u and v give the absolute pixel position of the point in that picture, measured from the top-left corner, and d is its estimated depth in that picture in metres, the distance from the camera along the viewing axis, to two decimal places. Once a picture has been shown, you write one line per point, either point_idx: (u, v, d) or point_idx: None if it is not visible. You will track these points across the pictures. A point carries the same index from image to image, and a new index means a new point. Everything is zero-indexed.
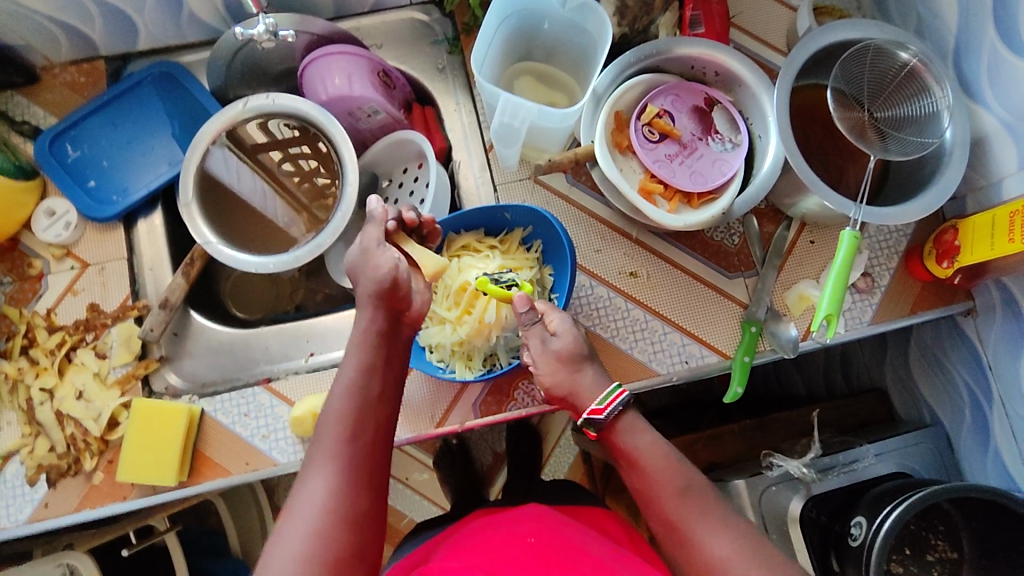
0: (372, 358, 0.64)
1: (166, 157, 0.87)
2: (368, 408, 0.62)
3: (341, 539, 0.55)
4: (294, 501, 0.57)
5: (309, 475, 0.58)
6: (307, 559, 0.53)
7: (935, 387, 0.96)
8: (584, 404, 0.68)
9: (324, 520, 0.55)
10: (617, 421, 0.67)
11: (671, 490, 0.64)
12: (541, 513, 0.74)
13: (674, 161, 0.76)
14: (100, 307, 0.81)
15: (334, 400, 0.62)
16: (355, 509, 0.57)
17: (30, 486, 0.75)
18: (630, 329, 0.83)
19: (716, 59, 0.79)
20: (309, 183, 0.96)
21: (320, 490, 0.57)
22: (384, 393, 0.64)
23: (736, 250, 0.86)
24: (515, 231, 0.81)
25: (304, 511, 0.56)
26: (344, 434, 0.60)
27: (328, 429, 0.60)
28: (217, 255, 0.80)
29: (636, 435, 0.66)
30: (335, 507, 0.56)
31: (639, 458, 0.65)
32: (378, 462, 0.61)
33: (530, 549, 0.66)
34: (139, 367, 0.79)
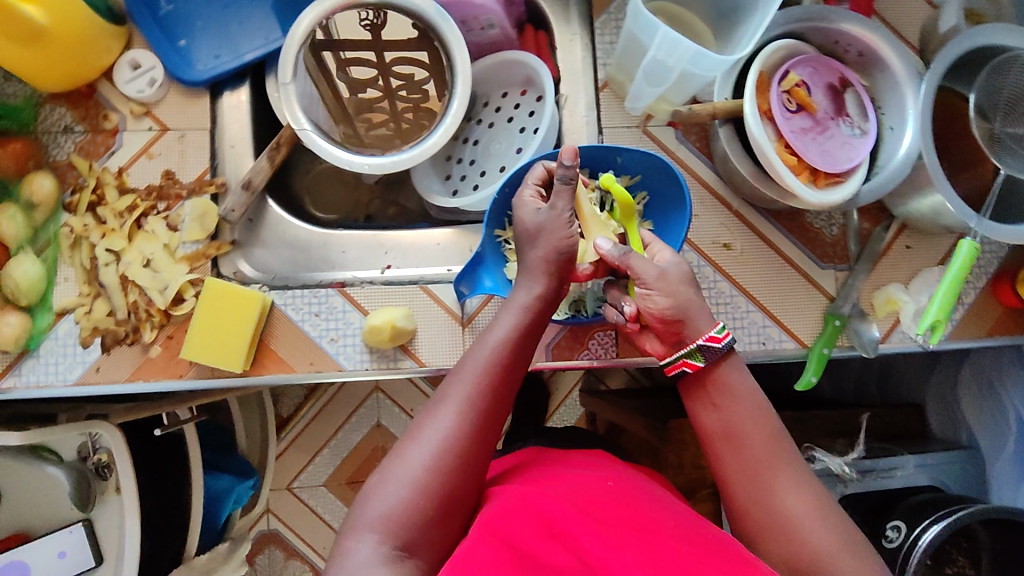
0: (528, 320, 0.62)
1: (261, 34, 0.81)
2: (512, 369, 0.60)
3: (457, 482, 0.55)
4: (418, 428, 0.57)
5: (440, 409, 0.57)
6: (418, 492, 0.53)
7: (980, 412, 0.97)
8: (696, 330, 0.62)
9: (448, 460, 0.55)
10: (725, 357, 0.63)
11: (761, 434, 0.61)
12: (612, 467, 0.68)
13: (807, 136, 0.73)
14: (176, 176, 0.76)
15: (485, 348, 0.60)
16: (473, 460, 0.56)
17: (83, 347, 0.72)
18: (714, 300, 0.81)
19: (866, 38, 0.76)
20: (357, 94, 0.94)
21: (450, 429, 0.56)
22: (526, 359, 0.62)
23: (834, 241, 0.84)
24: (621, 178, 0.78)
25: (427, 445, 0.55)
26: (487, 386, 0.58)
27: (470, 375, 0.59)
28: (309, 143, 0.76)
29: (736, 375, 0.63)
30: (460, 451, 0.55)
31: (736, 396, 0.62)
32: (505, 421, 0.60)
33: (608, 489, 0.60)
34: (210, 248, 0.75)
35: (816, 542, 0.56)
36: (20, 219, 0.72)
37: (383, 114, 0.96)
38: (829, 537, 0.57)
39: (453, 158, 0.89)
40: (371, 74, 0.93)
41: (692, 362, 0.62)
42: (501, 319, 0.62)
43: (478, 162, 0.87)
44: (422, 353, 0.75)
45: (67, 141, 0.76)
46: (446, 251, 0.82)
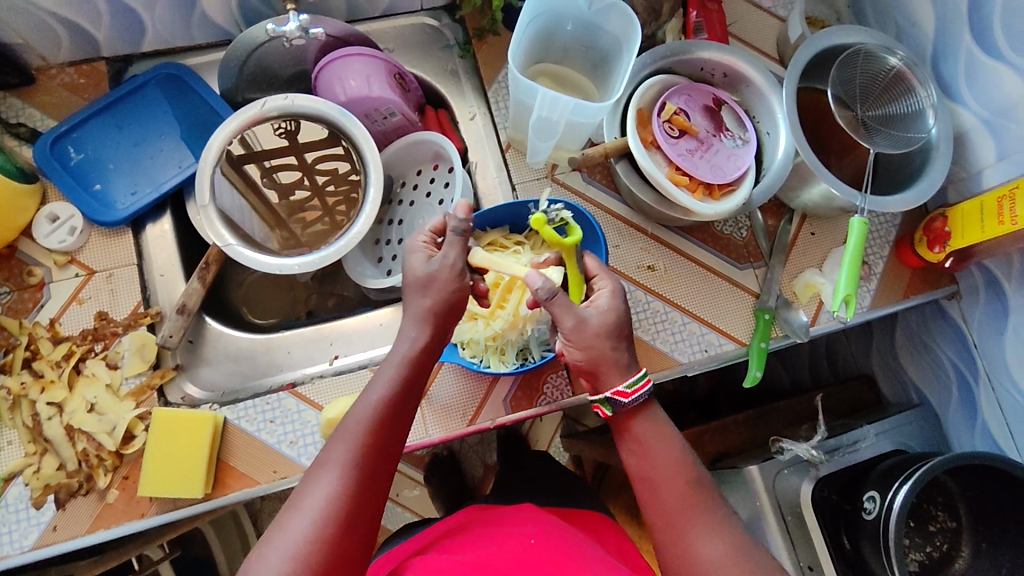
0: (399, 381, 0.64)
1: (174, 161, 0.83)
2: (387, 424, 0.62)
3: (337, 543, 0.55)
4: (296, 501, 0.57)
5: (319, 473, 0.58)
6: (299, 559, 0.53)
7: (920, 366, 1.03)
8: (609, 381, 0.67)
9: (327, 521, 0.55)
10: (640, 408, 0.67)
11: (676, 480, 0.64)
12: (547, 523, 0.70)
13: (695, 156, 0.79)
14: (109, 315, 0.77)
15: (359, 410, 0.62)
16: (354, 518, 0.56)
17: (36, 509, 0.71)
18: (651, 321, 0.85)
19: (726, 61, 0.83)
20: (286, 198, 0.96)
21: (326, 490, 0.56)
22: (402, 415, 0.64)
23: (745, 242, 0.90)
24: (539, 227, 0.82)
25: (302, 516, 0.55)
26: (364, 442, 0.60)
27: (344, 437, 0.60)
28: (238, 258, 0.78)
29: (661, 434, 0.66)
30: (339, 511, 0.56)
31: (654, 450, 0.66)
32: (385, 478, 0.61)
33: (532, 548, 0.63)
34: (154, 378, 0.76)
35: None
36: None
37: (316, 211, 0.97)
38: None
39: (380, 241, 0.92)
40: (298, 177, 0.96)
41: (602, 407, 0.68)
42: (377, 380, 0.64)
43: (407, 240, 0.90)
44: None
45: None
46: (390, 329, 0.84)
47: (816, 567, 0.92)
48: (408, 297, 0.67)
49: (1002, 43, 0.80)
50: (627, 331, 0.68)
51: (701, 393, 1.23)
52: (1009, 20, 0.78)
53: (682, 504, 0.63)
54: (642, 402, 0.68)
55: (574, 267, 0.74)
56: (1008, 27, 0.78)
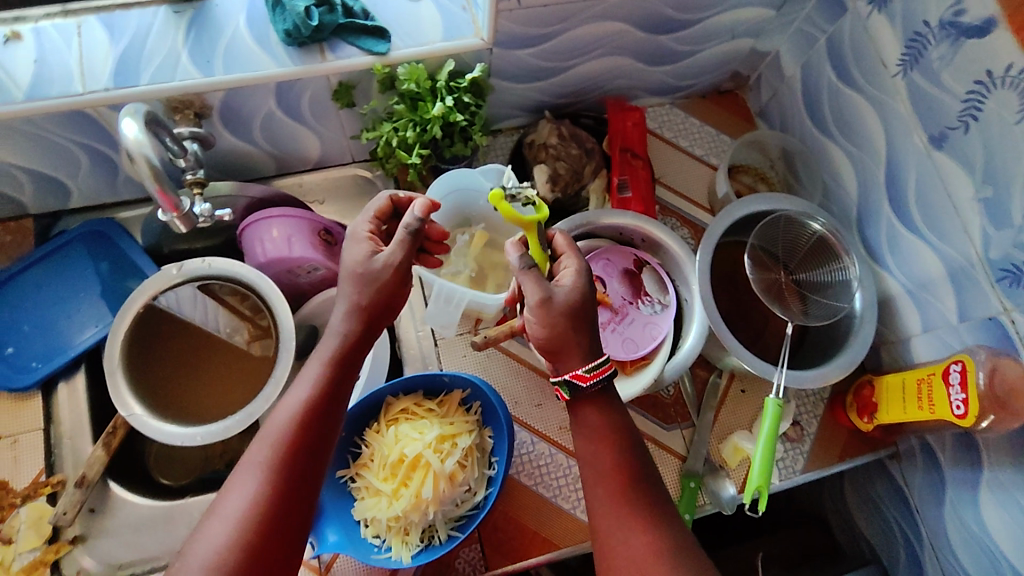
0: (327, 377, 0.62)
1: (92, 318, 0.85)
2: (307, 429, 0.59)
3: (249, 556, 0.53)
4: (217, 507, 0.56)
5: (237, 481, 0.57)
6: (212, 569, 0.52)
7: (873, 525, 0.97)
8: (569, 364, 0.63)
9: (241, 531, 0.54)
10: (596, 394, 0.64)
11: (621, 471, 0.61)
12: None
13: (607, 329, 0.80)
14: (10, 485, 0.76)
15: (284, 409, 0.60)
16: (271, 529, 0.55)
17: None
18: (572, 487, 0.83)
19: (642, 228, 0.84)
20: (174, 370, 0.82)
21: (245, 496, 0.55)
22: (332, 407, 0.61)
23: (672, 401, 0.89)
24: (453, 393, 0.81)
25: (221, 520, 0.54)
26: (280, 448, 0.57)
27: (265, 439, 0.58)
28: (141, 427, 0.77)
29: (608, 409, 0.64)
30: (255, 520, 0.54)
31: (602, 429, 0.63)
32: (306, 486, 0.58)
33: None
34: (47, 553, 0.74)
35: None
36: None
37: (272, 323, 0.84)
38: None
39: None
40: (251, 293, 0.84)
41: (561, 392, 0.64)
42: (304, 373, 0.62)
43: None
44: None
45: None
46: None
47: None
48: (342, 282, 0.65)
49: (919, 220, 0.78)
50: (587, 312, 0.63)
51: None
52: (922, 195, 0.77)
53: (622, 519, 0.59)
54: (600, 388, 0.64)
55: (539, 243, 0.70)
56: (922, 204, 0.77)
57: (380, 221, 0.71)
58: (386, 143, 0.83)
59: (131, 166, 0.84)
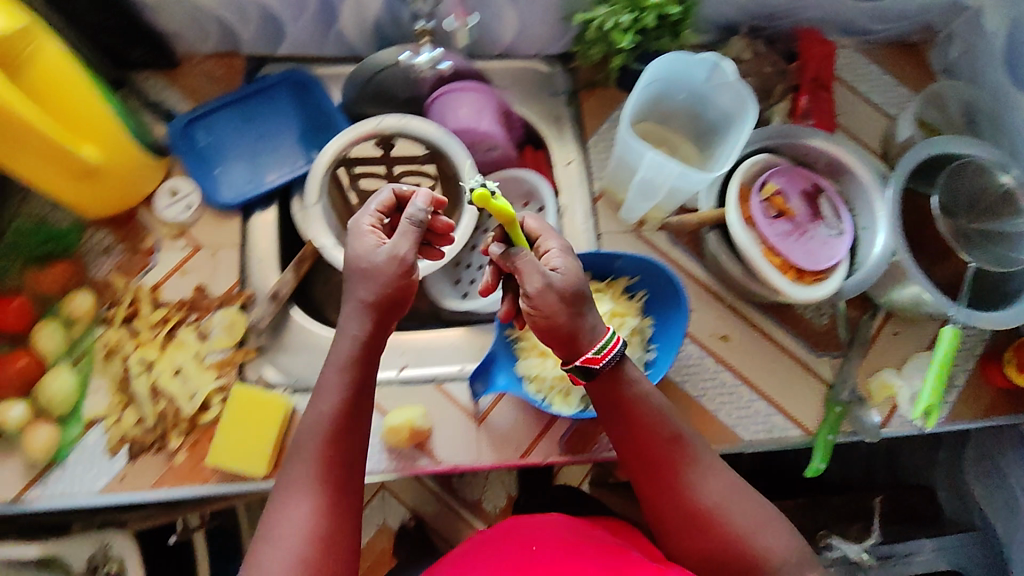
0: (359, 373, 0.60)
1: (288, 158, 0.90)
2: (347, 426, 0.59)
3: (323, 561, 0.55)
4: (272, 530, 0.56)
5: (289, 500, 0.57)
6: None
7: (989, 491, 0.99)
8: (580, 346, 0.62)
9: (314, 543, 0.55)
10: (617, 370, 0.64)
11: (667, 435, 0.64)
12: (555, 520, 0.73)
13: (790, 238, 0.78)
14: (206, 290, 0.82)
15: (319, 412, 0.59)
16: (341, 529, 0.57)
17: (109, 456, 0.76)
18: (718, 391, 0.85)
19: (832, 151, 0.83)
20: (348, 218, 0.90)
21: (302, 516, 0.56)
22: (364, 399, 0.60)
23: (825, 330, 0.88)
24: (620, 279, 0.83)
25: (286, 548, 0.55)
26: (329, 450, 0.58)
27: (303, 475, 0.57)
28: (332, 260, 0.82)
29: (636, 382, 0.65)
30: (320, 532, 0.56)
31: (635, 405, 0.64)
32: (353, 469, 0.60)
33: (534, 555, 0.68)
34: (237, 355, 0.80)
35: (783, 558, 0.61)
36: (60, 333, 0.77)
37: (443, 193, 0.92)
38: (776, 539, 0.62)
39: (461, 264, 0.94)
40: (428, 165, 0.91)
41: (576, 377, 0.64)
42: (325, 383, 0.60)
43: (486, 267, 0.93)
44: (440, 452, 0.80)
45: (103, 262, 0.81)
46: (460, 352, 0.87)
47: None
48: (350, 279, 0.60)
49: None
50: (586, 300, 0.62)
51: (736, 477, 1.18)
52: None
53: (664, 468, 0.64)
54: (617, 365, 0.64)
55: (520, 231, 0.65)
56: None
57: (384, 214, 0.65)
58: (598, 28, 0.84)
59: (348, 19, 0.88)
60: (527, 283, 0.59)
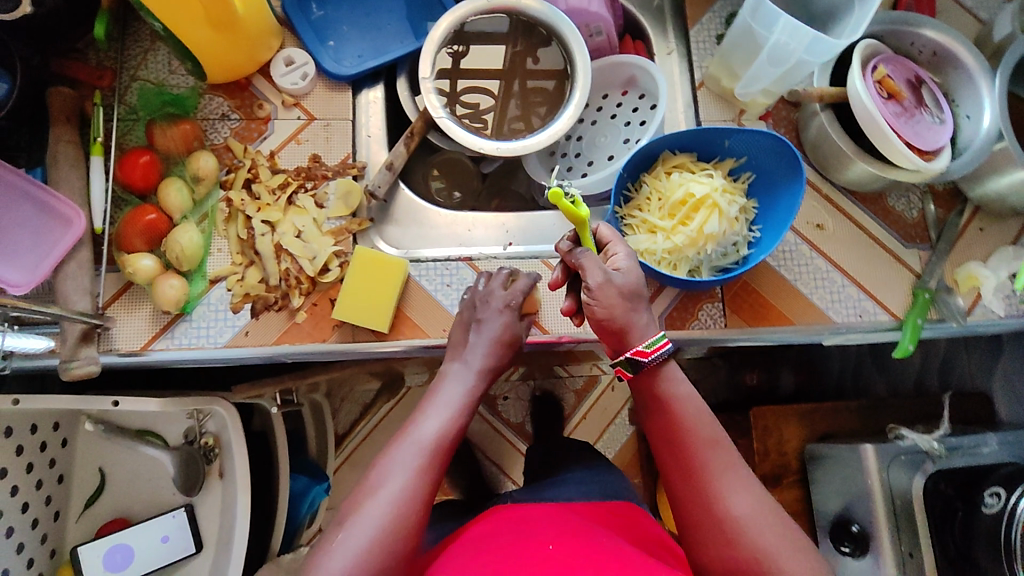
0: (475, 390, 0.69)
1: (397, 36, 0.90)
2: (449, 445, 0.65)
3: (412, 526, 0.60)
4: (377, 484, 0.61)
5: (389, 472, 0.62)
6: (376, 542, 0.58)
7: None
8: (629, 342, 0.69)
9: (400, 519, 0.59)
10: (661, 367, 0.69)
11: (702, 439, 0.67)
12: (569, 522, 0.75)
13: (902, 118, 0.81)
14: (322, 159, 0.84)
15: (430, 425, 0.65)
16: (425, 517, 0.61)
17: (233, 312, 0.78)
18: (812, 275, 0.88)
19: (939, 40, 0.85)
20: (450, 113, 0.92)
21: (400, 489, 0.60)
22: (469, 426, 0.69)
23: (914, 223, 0.91)
24: (726, 161, 0.85)
25: (382, 505, 0.59)
26: (435, 457, 0.63)
27: (419, 449, 0.63)
28: (447, 130, 0.83)
29: (677, 385, 0.70)
30: (413, 506, 0.60)
31: (674, 404, 0.69)
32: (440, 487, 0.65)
33: (551, 555, 0.68)
34: (352, 223, 0.82)
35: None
36: (186, 191, 0.79)
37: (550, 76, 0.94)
38: (803, 562, 0.62)
39: (557, 152, 0.96)
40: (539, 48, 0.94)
41: (622, 369, 0.69)
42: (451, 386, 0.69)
43: (585, 154, 0.95)
44: (546, 321, 0.83)
45: (223, 127, 0.84)
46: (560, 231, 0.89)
47: (916, 556, 0.92)
48: (489, 311, 0.74)
49: None
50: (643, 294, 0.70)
51: (785, 393, 1.26)
52: None
53: (699, 471, 0.66)
54: (661, 362, 0.70)
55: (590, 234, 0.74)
56: None
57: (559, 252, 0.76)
58: None
59: None
60: (589, 277, 0.67)
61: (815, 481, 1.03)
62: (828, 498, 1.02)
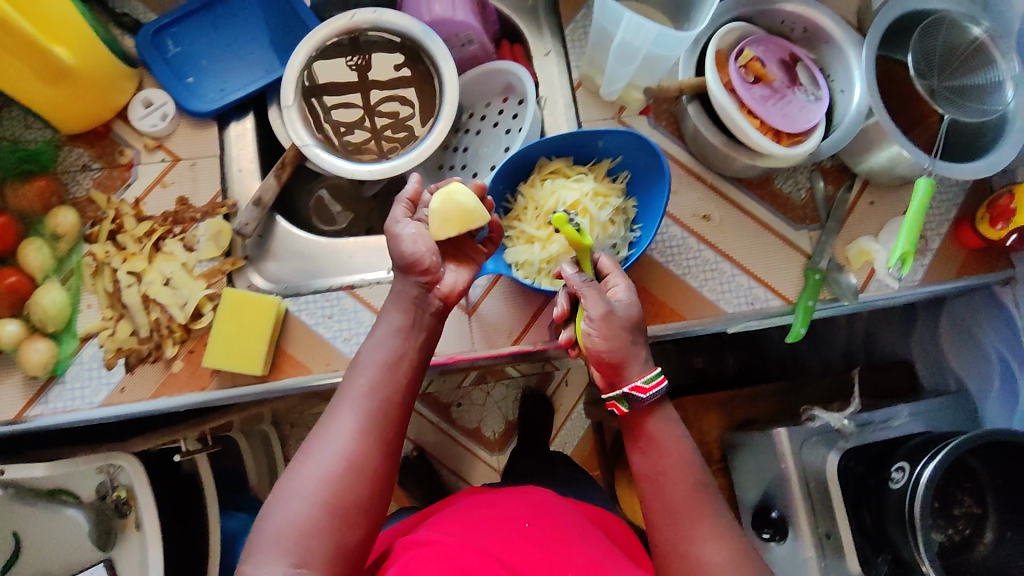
0: (409, 318, 0.69)
1: (261, 65, 0.87)
2: (396, 369, 0.67)
3: (354, 474, 0.61)
4: (323, 434, 0.63)
5: (335, 417, 0.64)
6: (326, 478, 0.60)
7: (963, 355, 1.03)
8: (627, 377, 0.67)
9: (344, 462, 0.61)
10: (656, 405, 0.68)
11: (681, 478, 0.66)
12: (547, 503, 0.75)
13: (768, 103, 0.77)
14: (189, 201, 0.82)
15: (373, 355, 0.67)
16: (376, 449, 0.63)
17: (107, 369, 0.77)
18: (701, 268, 0.87)
19: (808, 15, 0.82)
20: (342, 138, 0.92)
21: (344, 431, 0.63)
22: (423, 361, 0.70)
23: (803, 204, 0.90)
24: (603, 162, 0.83)
25: (330, 450, 0.62)
26: (374, 389, 0.65)
27: (356, 389, 0.65)
28: (314, 158, 0.81)
29: (668, 427, 0.68)
30: (356, 449, 0.62)
31: (665, 449, 0.67)
32: (396, 419, 0.65)
33: (525, 533, 0.68)
34: (225, 264, 0.80)
35: None
36: (45, 250, 0.77)
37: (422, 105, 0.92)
38: None
39: (444, 166, 0.95)
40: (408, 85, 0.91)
41: (618, 405, 0.68)
42: (385, 320, 0.69)
43: (470, 166, 0.93)
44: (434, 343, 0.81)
45: (85, 178, 0.81)
46: None
47: (833, 536, 0.95)
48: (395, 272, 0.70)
49: None
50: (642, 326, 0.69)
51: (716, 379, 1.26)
52: None
53: (685, 515, 0.64)
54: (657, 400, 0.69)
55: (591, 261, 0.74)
56: None
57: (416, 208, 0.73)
58: None
59: None
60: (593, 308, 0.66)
61: (736, 469, 1.06)
62: (748, 484, 1.04)
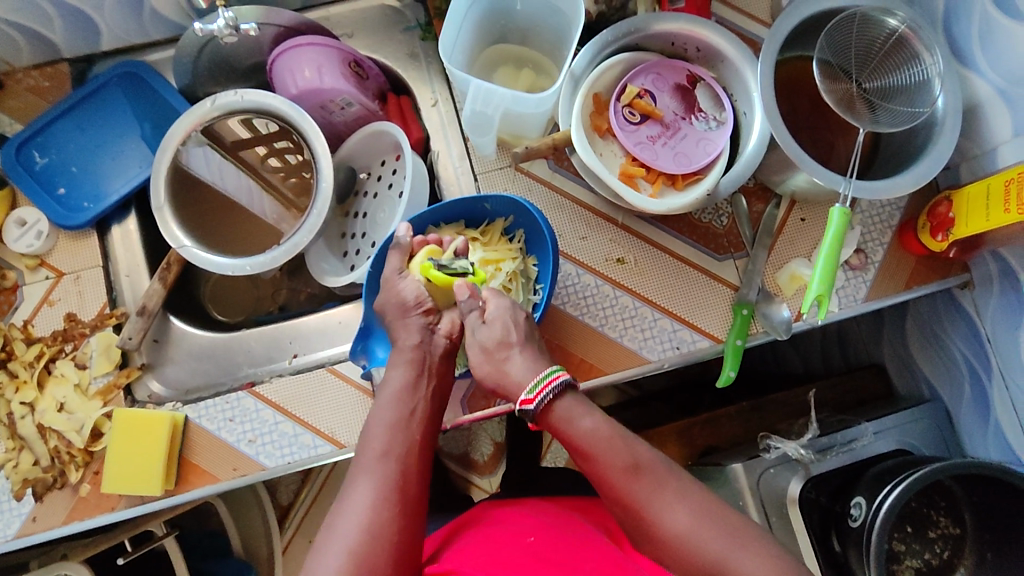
0: (414, 380, 0.64)
1: (136, 160, 0.85)
2: (408, 434, 0.61)
3: (383, 554, 0.54)
4: (341, 507, 0.56)
5: (352, 489, 0.57)
6: (352, 553, 0.53)
7: (931, 359, 0.93)
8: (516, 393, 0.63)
9: (367, 536, 0.54)
10: (554, 406, 0.62)
11: (620, 471, 0.58)
12: (549, 512, 0.70)
13: (657, 143, 0.74)
14: (77, 316, 0.79)
15: (382, 417, 0.62)
16: (403, 519, 0.56)
17: (16, 501, 0.74)
18: (619, 317, 0.81)
19: (698, 35, 0.74)
20: (296, 177, 0.91)
21: (364, 502, 0.56)
22: (434, 415, 0.64)
23: (725, 231, 0.83)
24: (496, 222, 0.79)
25: (350, 521, 0.55)
26: (389, 452, 0.59)
27: (370, 458, 0.59)
28: (192, 259, 0.78)
29: (576, 422, 0.61)
30: (379, 521, 0.55)
31: (582, 443, 0.60)
32: (420, 487, 0.59)
33: (530, 547, 0.62)
34: (120, 377, 0.78)
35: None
36: None
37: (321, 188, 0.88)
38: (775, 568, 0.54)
39: (346, 235, 0.91)
40: (300, 158, 0.89)
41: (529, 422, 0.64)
42: (390, 379, 0.64)
43: (368, 234, 0.87)
44: (341, 435, 0.77)
45: None
46: (348, 326, 0.87)
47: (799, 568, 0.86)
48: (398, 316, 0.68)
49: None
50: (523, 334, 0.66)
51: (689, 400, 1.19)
52: None
53: (643, 498, 0.57)
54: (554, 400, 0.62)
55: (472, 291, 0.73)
56: None
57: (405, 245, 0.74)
58: None
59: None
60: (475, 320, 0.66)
61: None
62: None
